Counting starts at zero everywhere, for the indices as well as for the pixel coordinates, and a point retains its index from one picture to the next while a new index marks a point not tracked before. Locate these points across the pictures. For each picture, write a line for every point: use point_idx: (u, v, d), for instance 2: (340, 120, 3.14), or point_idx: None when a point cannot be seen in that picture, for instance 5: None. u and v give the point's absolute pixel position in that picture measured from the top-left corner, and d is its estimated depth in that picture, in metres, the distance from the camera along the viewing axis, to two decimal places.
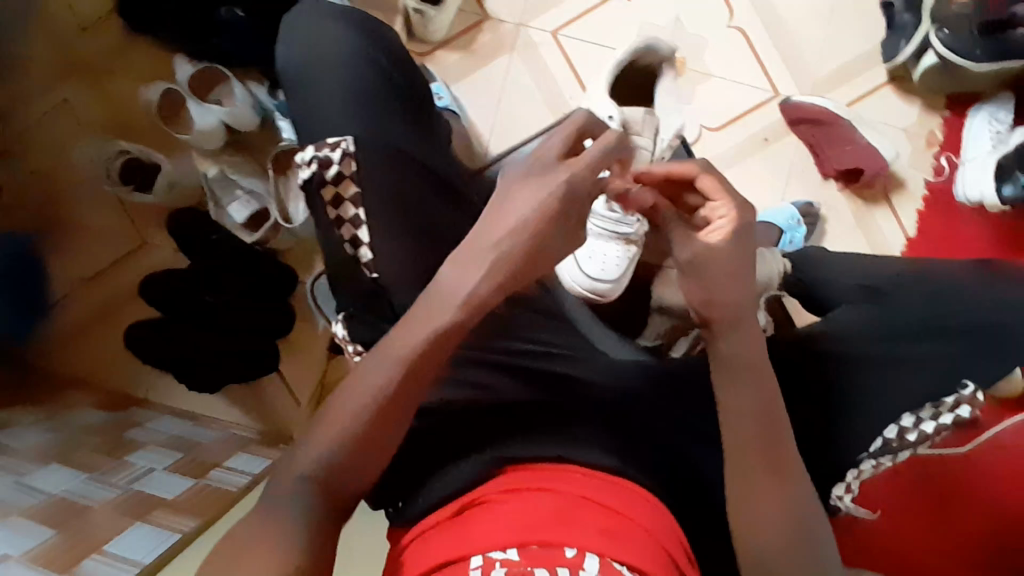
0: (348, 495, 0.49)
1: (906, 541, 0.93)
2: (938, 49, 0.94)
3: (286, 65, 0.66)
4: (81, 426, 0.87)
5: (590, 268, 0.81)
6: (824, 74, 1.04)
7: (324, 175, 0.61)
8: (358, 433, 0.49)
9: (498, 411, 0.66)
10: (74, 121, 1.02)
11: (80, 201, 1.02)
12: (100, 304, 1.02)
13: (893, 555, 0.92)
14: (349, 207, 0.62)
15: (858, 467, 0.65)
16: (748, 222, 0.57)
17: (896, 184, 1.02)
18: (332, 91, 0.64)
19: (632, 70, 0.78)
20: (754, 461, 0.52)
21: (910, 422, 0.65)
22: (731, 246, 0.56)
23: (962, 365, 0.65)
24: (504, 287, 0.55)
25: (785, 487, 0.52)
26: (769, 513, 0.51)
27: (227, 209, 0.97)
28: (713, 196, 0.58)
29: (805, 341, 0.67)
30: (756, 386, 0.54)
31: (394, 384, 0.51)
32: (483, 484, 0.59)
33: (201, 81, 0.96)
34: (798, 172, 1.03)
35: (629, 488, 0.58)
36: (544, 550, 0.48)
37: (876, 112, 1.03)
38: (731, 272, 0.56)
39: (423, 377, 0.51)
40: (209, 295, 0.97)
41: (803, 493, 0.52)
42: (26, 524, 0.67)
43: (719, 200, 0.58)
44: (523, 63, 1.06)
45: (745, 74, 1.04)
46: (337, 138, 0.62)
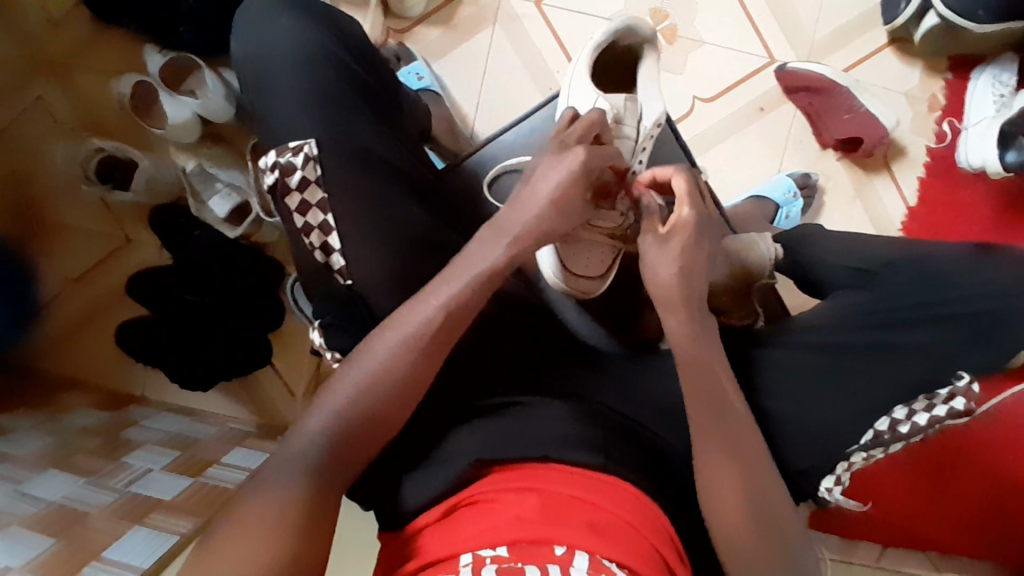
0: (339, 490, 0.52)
1: (919, 518, 0.92)
2: (939, 10, 0.89)
3: (243, 64, 0.64)
4: (76, 428, 0.88)
5: (575, 264, 0.76)
6: (821, 36, 1.00)
7: (287, 182, 0.59)
8: (350, 435, 0.53)
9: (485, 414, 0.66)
10: (49, 119, 1.01)
11: (61, 201, 1.02)
12: (88, 304, 1.01)
13: (906, 532, 0.92)
14: (318, 213, 0.60)
15: (849, 459, 0.62)
16: (698, 231, 0.62)
17: (897, 152, 0.98)
18: (294, 93, 0.62)
19: (614, 52, 0.75)
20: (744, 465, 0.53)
21: (903, 414, 0.62)
22: (684, 243, 0.61)
23: (957, 355, 0.63)
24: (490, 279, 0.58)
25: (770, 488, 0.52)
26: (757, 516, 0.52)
27: (208, 204, 0.96)
28: (682, 194, 0.64)
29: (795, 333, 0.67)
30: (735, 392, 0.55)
31: (387, 394, 0.54)
32: (466, 486, 0.57)
33: (169, 71, 0.93)
34: (794, 142, 0.99)
35: (615, 484, 0.56)
36: (534, 549, 0.47)
37: (875, 76, 0.99)
38: (675, 254, 0.61)
39: (423, 380, 0.56)
40: (192, 295, 0.96)
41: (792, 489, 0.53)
42: (25, 532, 0.67)
43: (688, 196, 0.63)
44: (506, 36, 1.02)
45: (739, 39, 1.00)
46: (299, 142, 0.60)
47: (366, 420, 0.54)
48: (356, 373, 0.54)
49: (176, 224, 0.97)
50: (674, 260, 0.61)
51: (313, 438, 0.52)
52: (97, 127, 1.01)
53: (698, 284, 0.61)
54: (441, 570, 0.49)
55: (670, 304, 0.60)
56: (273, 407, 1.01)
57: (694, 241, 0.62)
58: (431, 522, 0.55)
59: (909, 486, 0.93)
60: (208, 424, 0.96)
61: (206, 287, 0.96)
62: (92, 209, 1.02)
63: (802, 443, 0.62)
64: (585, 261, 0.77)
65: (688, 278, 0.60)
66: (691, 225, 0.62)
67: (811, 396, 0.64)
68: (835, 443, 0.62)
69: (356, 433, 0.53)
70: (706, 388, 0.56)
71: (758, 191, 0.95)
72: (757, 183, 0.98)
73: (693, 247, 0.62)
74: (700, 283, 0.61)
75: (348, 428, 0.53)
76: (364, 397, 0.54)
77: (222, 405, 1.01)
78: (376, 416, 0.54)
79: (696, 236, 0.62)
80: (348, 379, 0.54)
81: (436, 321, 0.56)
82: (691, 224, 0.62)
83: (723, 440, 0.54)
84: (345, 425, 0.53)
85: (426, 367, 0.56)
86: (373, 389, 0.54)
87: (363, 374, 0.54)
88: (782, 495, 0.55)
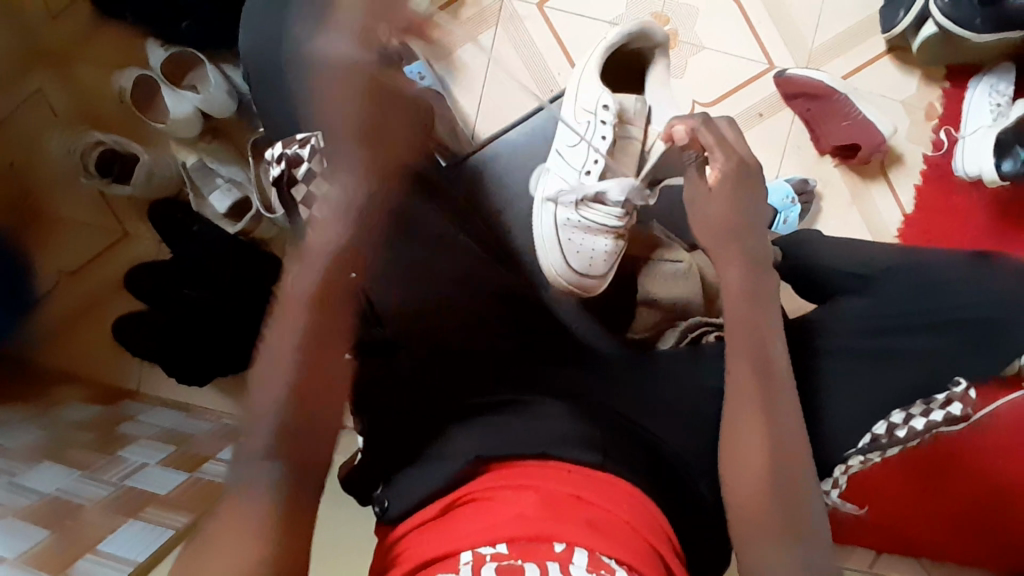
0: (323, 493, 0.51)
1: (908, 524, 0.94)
2: (937, 19, 0.90)
3: (254, 58, 0.68)
4: (71, 423, 0.88)
5: (576, 261, 0.79)
6: (820, 44, 1.01)
7: (293, 173, 0.65)
8: (318, 449, 0.52)
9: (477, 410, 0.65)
10: (48, 112, 1.01)
11: (60, 194, 1.01)
12: (86, 298, 1.02)
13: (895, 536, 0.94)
14: (322, 206, 0.63)
15: (846, 463, 0.64)
16: (739, 172, 0.63)
17: (893, 160, 0.99)
18: (297, 87, 0.64)
19: (627, 54, 0.79)
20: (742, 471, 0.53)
21: (899, 419, 0.63)
22: (730, 184, 0.63)
23: (953, 363, 0.64)
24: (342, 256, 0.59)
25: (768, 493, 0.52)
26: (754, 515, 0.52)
27: (207, 199, 0.97)
28: (711, 143, 0.65)
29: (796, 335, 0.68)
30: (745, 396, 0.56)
31: (305, 405, 0.52)
32: (465, 483, 0.57)
33: (174, 64, 0.94)
34: (793, 148, 1.00)
35: (612, 483, 0.56)
36: (534, 546, 0.47)
37: (873, 84, 1.00)
38: (716, 208, 0.63)
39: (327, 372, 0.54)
40: (189, 288, 0.95)
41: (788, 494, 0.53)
42: (19, 526, 0.67)
43: (717, 145, 0.64)
44: (507, 38, 1.02)
45: (739, 45, 1.01)
46: (305, 134, 0.65)
47: (307, 434, 0.52)
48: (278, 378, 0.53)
49: (175, 218, 0.97)
50: (722, 205, 0.63)
51: (303, 438, 0.52)
52: (97, 120, 1.00)
53: (751, 233, 0.63)
54: (440, 568, 0.48)
55: (725, 250, 0.62)
56: None
57: (735, 188, 0.63)
58: (431, 517, 0.55)
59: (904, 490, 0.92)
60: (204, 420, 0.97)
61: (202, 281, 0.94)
62: (89, 203, 1.02)
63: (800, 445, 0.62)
64: (590, 259, 0.79)
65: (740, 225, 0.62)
66: (727, 174, 0.63)
67: (811, 399, 0.64)
68: (835, 444, 0.62)
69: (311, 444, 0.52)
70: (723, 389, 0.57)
71: None
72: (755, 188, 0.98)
73: (735, 196, 0.63)
74: (752, 230, 0.63)
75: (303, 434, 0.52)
76: (292, 398, 0.52)
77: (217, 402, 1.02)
78: (323, 416, 0.53)
79: (737, 181, 0.63)
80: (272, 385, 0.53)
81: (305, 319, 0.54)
82: (729, 175, 0.63)
83: (727, 440, 0.56)
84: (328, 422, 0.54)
85: (325, 360, 0.54)
86: (287, 405, 0.52)
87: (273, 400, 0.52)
88: None
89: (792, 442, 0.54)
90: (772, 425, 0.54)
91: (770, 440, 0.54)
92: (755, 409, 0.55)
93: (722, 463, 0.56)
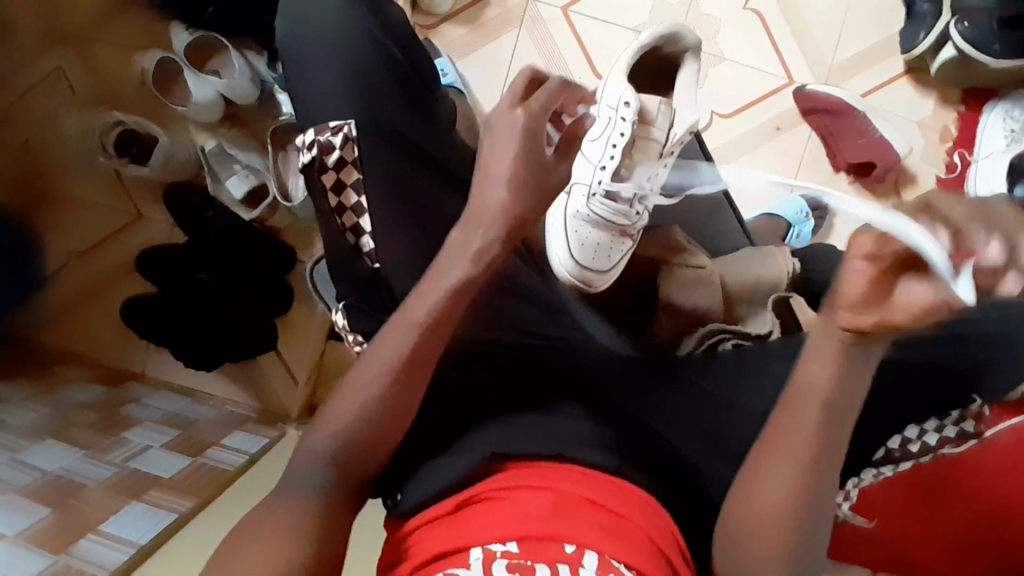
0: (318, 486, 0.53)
1: None
2: (957, 43, 0.91)
3: (285, 42, 0.68)
4: (74, 402, 0.88)
5: (580, 253, 0.79)
6: (839, 61, 1.02)
7: (325, 161, 0.63)
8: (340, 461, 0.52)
9: (477, 399, 0.64)
10: (68, 91, 1.03)
11: (76, 175, 1.04)
12: (94, 276, 1.04)
13: None
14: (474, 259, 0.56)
15: (859, 475, 0.66)
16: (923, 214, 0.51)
17: (907, 179, 0.99)
18: (328, 77, 0.65)
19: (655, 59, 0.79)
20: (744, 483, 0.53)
21: (914, 433, 0.66)
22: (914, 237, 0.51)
23: (968, 380, 0.66)
24: (426, 333, 0.54)
25: None
26: None
27: (225, 184, 0.97)
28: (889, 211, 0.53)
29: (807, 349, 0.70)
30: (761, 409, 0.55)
31: (356, 435, 0.53)
32: (480, 479, 0.56)
33: (195, 48, 0.95)
34: (808, 162, 1.01)
35: (625, 488, 0.55)
36: (544, 547, 0.47)
37: (890, 104, 1.01)
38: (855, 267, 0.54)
39: (396, 424, 0.54)
40: (203, 274, 0.98)
41: None
42: (22, 502, 0.66)
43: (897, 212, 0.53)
44: (531, 39, 1.03)
45: (758, 59, 1.03)
46: (339, 122, 0.64)
47: (348, 454, 0.53)
48: (364, 372, 0.54)
49: (192, 203, 0.99)
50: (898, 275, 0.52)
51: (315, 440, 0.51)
52: (114, 102, 1.03)
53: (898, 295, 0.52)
54: (449, 563, 0.48)
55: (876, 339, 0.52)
56: (274, 394, 1.02)
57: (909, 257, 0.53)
58: (442, 514, 0.54)
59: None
60: (208, 407, 0.97)
61: (218, 268, 0.98)
62: (103, 181, 1.04)
63: None
64: (593, 252, 0.79)
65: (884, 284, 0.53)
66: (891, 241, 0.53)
67: None
68: None
69: (360, 431, 0.53)
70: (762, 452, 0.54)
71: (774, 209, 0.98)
72: (769, 201, 1.00)
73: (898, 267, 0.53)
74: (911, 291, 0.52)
75: (354, 421, 0.53)
76: (358, 423, 0.53)
77: (223, 387, 1.03)
78: (388, 408, 0.54)
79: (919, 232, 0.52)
80: (359, 379, 0.54)
81: (387, 370, 0.54)
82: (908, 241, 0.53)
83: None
84: (357, 430, 0.53)
85: (401, 406, 0.54)
86: (353, 424, 0.53)
87: (346, 411, 0.53)
88: None
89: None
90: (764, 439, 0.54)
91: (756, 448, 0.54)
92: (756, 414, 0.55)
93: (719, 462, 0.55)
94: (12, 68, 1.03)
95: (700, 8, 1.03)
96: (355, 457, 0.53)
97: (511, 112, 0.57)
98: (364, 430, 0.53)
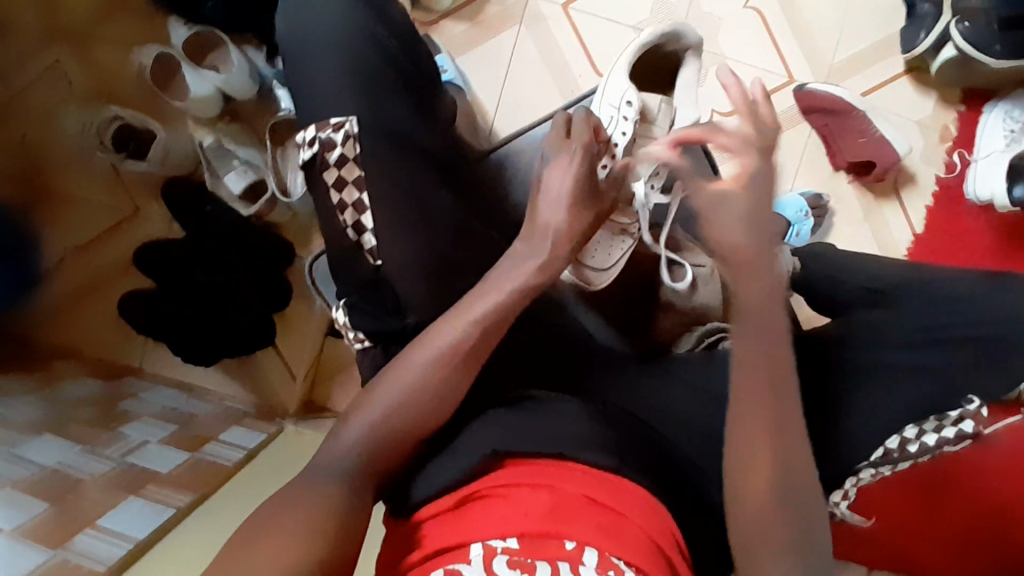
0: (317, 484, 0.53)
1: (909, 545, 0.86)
2: (958, 43, 0.91)
3: (284, 38, 0.67)
4: (71, 396, 0.88)
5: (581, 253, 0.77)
6: (839, 61, 1.02)
7: (326, 158, 0.63)
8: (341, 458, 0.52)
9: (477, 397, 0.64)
10: (66, 85, 1.03)
11: (73, 170, 1.04)
12: (93, 270, 1.04)
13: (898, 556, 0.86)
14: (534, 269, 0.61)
15: (857, 475, 0.63)
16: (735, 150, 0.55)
17: (907, 179, 1.00)
18: (328, 73, 0.65)
19: (655, 57, 0.79)
20: None
21: (912, 434, 0.62)
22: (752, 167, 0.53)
23: (966, 380, 0.63)
24: (483, 331, 0.58)
25: None
26: None
27: (223, 180, 0.97)
28: (727, 141, 0.52)
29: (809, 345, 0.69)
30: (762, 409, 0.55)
31: (402, 414, 0.56)
32: (478, 477, 0.55)
33: (195, 42, 0.95)
34: (807, 162, 1.01)
35: (624, 488, 0.53)
36: (545, 544, 0.47)
37: (890, 103, 1.01)
38: (741, 210, 0.51)
39: (444, 410, 0.57)
40: (202, 273, 0.98)
41: None
42: (18, 497, 0.66)
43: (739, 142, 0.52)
44: (530, 37, 1.03)
45: (759, 57, 1.02)
46: (340, 119, 0.64)
47: (385, 434, 0.55)
48: (422, 354, 0.57)
49: (192, 198, 0.99)
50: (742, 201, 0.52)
51: None
52: (111, 96, 1.03)
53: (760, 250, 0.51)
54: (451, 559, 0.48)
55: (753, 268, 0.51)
56: (274, 389, 1.03)
57: (763, 183, 0.52)
58: (442, 511, 0.54)
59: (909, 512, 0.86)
60: (207, 403, 0.97)
61: (217, 264, 0.98)
62: (101, 176, 1.03)
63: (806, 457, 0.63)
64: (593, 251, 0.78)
65: (748, 232, 0.51)
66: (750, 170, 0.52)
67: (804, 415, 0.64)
68: (841, 458, 0.63)
69: (407, 414, 0.56)
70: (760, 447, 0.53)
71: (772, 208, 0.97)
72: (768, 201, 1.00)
73: (761, 195, 0.51)
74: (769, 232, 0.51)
75: (404, 402, 0.56)
76: (406, 403, 0.56)
77: (222, 382, 1.03)
78: (437, 394, 0.56)
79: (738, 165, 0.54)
80: (415, 361, 0.57)
81: (443, 357, 0.57)
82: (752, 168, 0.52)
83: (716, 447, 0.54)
84: (402, 411, 0.56)
85: (448, 393, 0.57)
86: (402, 403, 0.56)
87: (397, 390, 0.56)
88: None
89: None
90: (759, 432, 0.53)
91: None
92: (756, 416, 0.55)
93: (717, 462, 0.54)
94: (13, 64, 1.04)
95: (701, 5, 1.02)
96: (378, 443, 0.55)
97: (566, 143, 0.66)
98: (409, 412, 0.56)
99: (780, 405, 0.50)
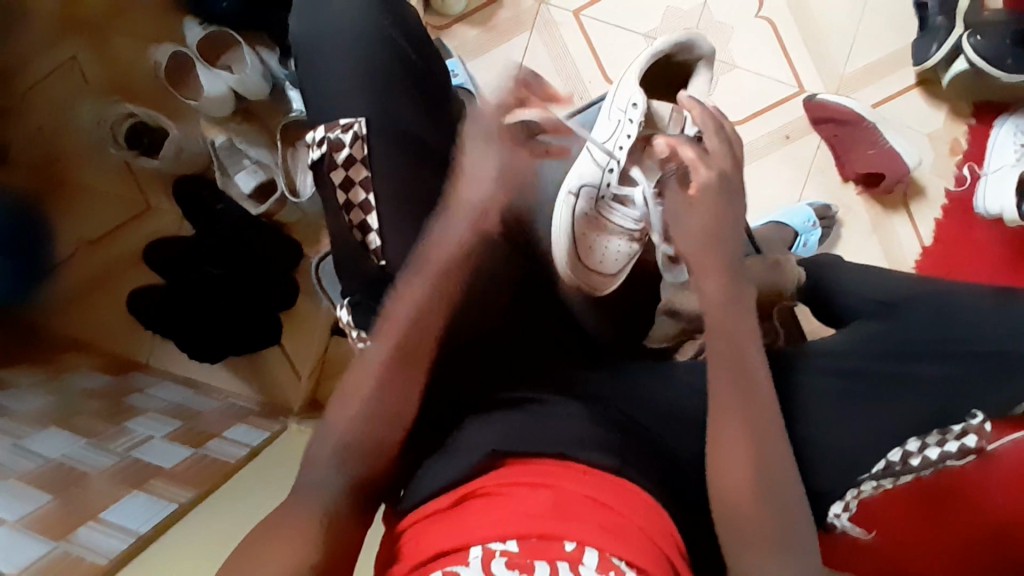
0: (319, 486, 0.53)
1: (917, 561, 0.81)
2: (969, 56, 0.91)
3: (298, 39, 0.69)
4: (79, 390, 0.89)
5: (591, 256, 0.77)
6: (851, 71, 1.02)
7: (335, 158, 0.65)
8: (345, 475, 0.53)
9: (478, 398, 0.64)
10: (80, 79, 1.04)
11: (85, 165, 1.05)
12: (102, 266, 1.05)
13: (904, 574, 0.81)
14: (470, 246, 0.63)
15: (858, 487, 0.62)
16: (725, 179, 0.63)
17: (916, 191, 1.00)
18: (339, 76, 0.66)
19: (670, 64, 0.79)
20: (741, 494, 0.53)
21: (915, 447, 0.62)
22: (722, 188, 0.63)
23: (969, 392, 0.62)
24: (420, 314, 0.59)
25: (788, 526, 0.53)
26: (769, 560, 0.52)
27: (234, 179, 0.97)
28: (693, 159, 0.64)
29: (792, 355, 0.67)
30: (757, 418, 0.55)
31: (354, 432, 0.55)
32: (479, 476, 0.55)
33: (209, 42, 0.96)
34: (816, 172, 1.02)
35: (627, 489, 0.54)
36: (544, 545, 0.46)
37: (902, 114, 1.00)
38: (703, 215, 0.62)
39: (395, 414, 0.56)
40: (210, 267, 0.98)
41: (798, 528, 0.54)
42: (23, 488, 0.67)
43: (701, 160, 0.63)
44: (542, 42, 1.04)
45: (770, 66, 1.02)
46: (349, 120, 0.65)
47: (357, 453, 0.54)
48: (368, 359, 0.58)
49: (202, 197, 1.00)
50: (707, 224, 0.62)
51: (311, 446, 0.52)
52: (124, 93, 1.04)
53: (714, 250, 0.61)
54: (448, 561, 0.47)
55: (706, 267, 0.61)
56: (279, 386, 1.03)
57: (717, 200, 0.62)
58: (441, 509, 0.53)
59: (893, 513, 0.85)
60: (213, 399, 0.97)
61: (224, 260, 0.98)
62: (113, 171, 1.05)
63: (809, 468, 0.62)
64: (603, 255, 0.78)
65: (700, 236, 0.61)
66: (711, 187, 0.63)
67: (809, 427, 0.63)
68: (845, 472, 0.62)
69: (364, 429, 0.55)
70: (755, 458, 0.54)
71: (778, 217, 0.97)
72: (776, 210, 1.00)
73: (718, 208, 0.62)
74: (727, 243, 0.62)
75: (364, 411, 0.55)
76: (363, 420, 0.55)
77: (226, 379, 1.04)
78: (387, 397, 0.56)
79: (721, 198, 0.62)
80: (361, 369, 0.57)
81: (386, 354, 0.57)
82: (712, 186, 0.62)
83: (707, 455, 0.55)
84: (364, 425, 0.55)
85: (398, 393, 0.57)
86: (356, 419, 0.55)
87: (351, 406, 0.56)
88: (803, 524, 0.54)
89: (778, 469, 0.55)
90: (750, 444, 0.54)
91: (754, 459, 0.54)
92: (748, 423, 0.55)
93: (714, 470, 0.55)
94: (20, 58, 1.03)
95: (712, 13, 1.03)
96: (378, 446, 0.55)
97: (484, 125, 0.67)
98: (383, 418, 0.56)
99: (744, 414, 0.55)
